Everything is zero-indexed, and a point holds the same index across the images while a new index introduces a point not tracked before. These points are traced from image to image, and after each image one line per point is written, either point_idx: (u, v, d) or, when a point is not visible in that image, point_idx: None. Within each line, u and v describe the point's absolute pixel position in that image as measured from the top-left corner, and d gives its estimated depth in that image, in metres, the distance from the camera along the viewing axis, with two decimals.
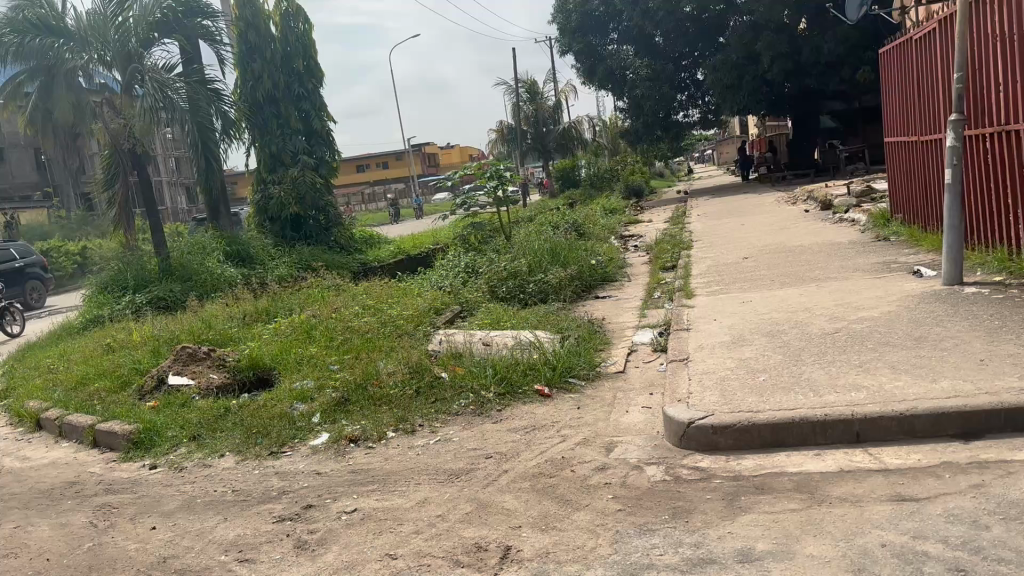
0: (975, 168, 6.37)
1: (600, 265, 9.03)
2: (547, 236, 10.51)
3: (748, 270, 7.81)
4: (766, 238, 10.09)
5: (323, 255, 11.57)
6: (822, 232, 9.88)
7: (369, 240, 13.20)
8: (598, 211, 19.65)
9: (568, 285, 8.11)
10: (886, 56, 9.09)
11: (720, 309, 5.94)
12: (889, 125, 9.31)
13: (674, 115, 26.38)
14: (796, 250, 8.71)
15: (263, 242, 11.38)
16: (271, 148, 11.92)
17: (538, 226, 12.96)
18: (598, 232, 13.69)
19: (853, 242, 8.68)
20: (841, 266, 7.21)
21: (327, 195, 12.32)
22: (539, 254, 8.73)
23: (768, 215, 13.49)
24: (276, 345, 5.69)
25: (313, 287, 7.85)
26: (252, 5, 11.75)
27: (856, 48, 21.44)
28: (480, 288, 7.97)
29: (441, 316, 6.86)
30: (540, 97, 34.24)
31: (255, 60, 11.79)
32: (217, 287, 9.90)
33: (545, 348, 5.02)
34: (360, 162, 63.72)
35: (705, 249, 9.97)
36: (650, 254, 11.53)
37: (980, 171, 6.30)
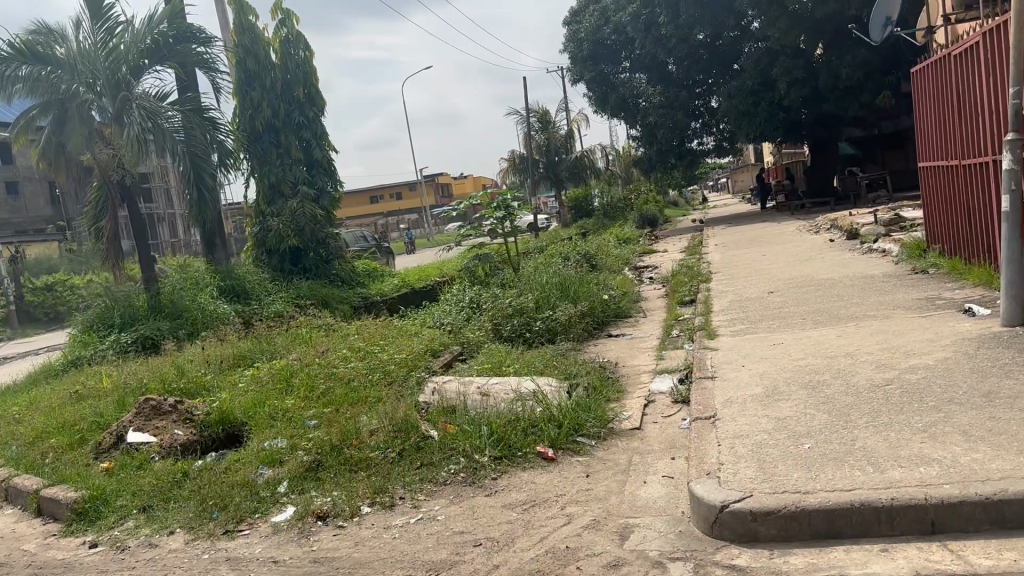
0: None
1: (613, 300, 8.42)
2: (556, 269, 9.93)
3: (774, 305, 7.17)
4: (791, 270, 9.47)
5: (323, 289, 11.01)
6: (851, 263, 9.24)
7: (371, 273, 12.67)
8: (612, 240, 19.10)
9: (579, 322, 7.49)
10: (921, 76, 8.51)
11: (747, 353, 5.31)
12: (924, 149, 8.68)
13: (688, 143, 25.87)
14: (825, 284, 8.08)
15: (260, 276, 10.86)
16: (270, 178, 11.43)
17: (548, 258, 12.39)
18: (611, 264, 13.10)
19: (886, 274, 8.04)
20: (878, 302, 6.56)
21: (329, 227, 11.81)
22: (548, 289, 8.13)
23: (790, 245, 12.87)
24: (250, 397, 5.09)
25: (302, 326, 7.26)
26: (250, 32, 11.36)
27: (876, 72, 20.92)
28: (483, 327, 7.36)
29: (439, 359, 6.24)
30: (552, 126, 33.87)
31: (254, 87, 11.35)
32: (209, 325, 9.37)
33: (550, 403, 4.38)
34: (373, 193, 63.79)
35: (726, 282, 9.37)
36: (666, 287, 10.91)
37: None
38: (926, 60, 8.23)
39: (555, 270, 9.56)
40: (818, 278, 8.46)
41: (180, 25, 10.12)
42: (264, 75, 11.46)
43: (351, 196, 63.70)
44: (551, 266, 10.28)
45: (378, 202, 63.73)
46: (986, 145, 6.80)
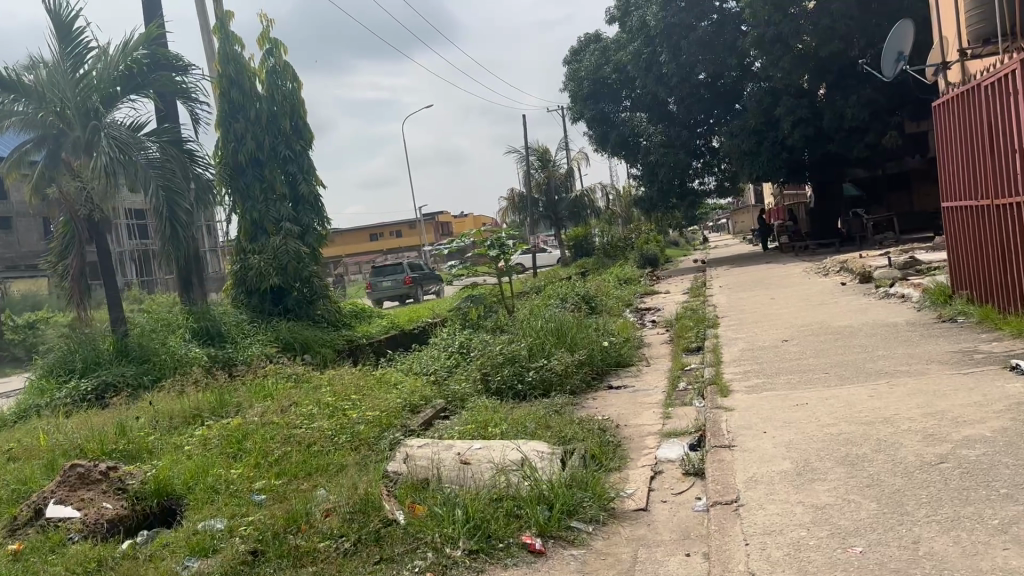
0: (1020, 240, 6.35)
1: (613, 347, 7.76)
2: (553, 312, 9.28)
3: (791, 356, 6.52)
4: (805, 315, 8.85)
5: (304, 330, 10.36)
6: (869, 309, 8.61)
7: (359, 313, 12.01)
8: (611, 281, 18.50)
9: (577, 373, 6.81)
10: (943, 109, 7.93)
11: (766, 415, 4.65)
12: (947, 186, 8.10)
13: (690, 183, 25.41)
14: (845, 331, 7.45)
15: (238, 317, 10.22)
16: (253, 213, 10.85)
17: (545, 299, 11.78)
18: (610, 307, 12.46)
19: (910, 322, 7.41)
20: (908, 355, 5.92)
21: (314, 265, 11.17)
22: (542, 335, 7.44)
23: (799, 287, 12.25)
24: (193, 464, 4.43)
25: (270, 375, 6.58)
26: (235, 62, 10.90)
27: (881, 112, 20.52)
28: (470, 377, 6.66)
29: (418, 415, 5.56)
30: (551, 164, 33.37)
31: (238, 118, 10.86)
32: (179, 370, 8.71)
33: (539, 477, 3.71)
34: (372, 231, 63.50)
35: (736, 328, 8.74)
36: (670, 331, 10.27)
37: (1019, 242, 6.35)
38: (949, 92, 7.65)
39: (553, 314, 8.89)
40: (836, 325, 7.83)
41: (157, 52, 9.66)
42: (249, 106, 10.95)
43: (351, 233, 63.55)
44: (547, 309, 9.63)
45: (378, 240, 63.55)
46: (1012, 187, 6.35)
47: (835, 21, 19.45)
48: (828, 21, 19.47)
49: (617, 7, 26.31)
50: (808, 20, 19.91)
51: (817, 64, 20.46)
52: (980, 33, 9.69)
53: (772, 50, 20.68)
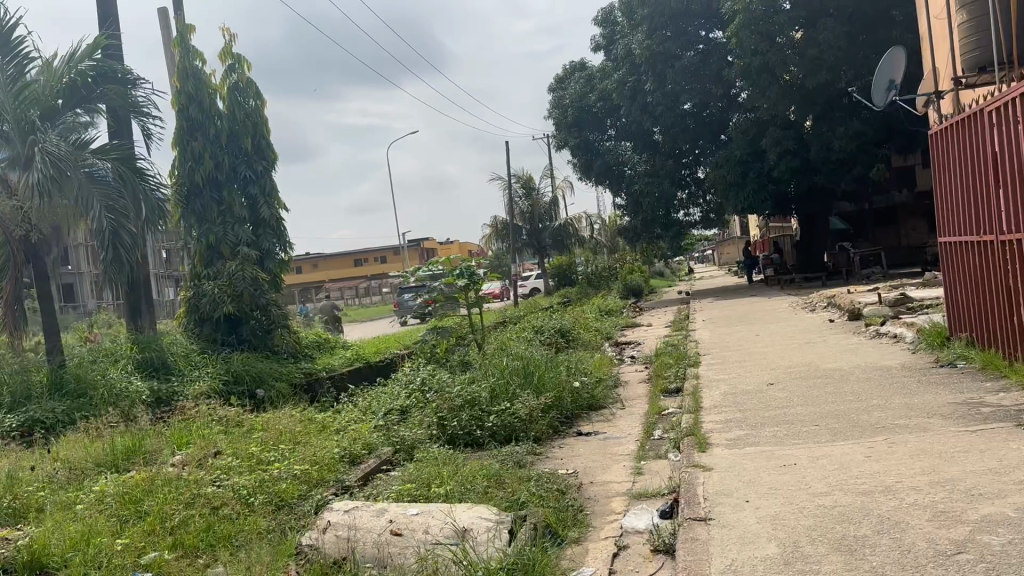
0: (1014, 281, 6.00)
1: (585, 388, 7.15)
2: (525, 347, 8.68)
3: (776, 403, 5.95)
4: (791, 355, 8.31)
5: (260, 363, 9.69)
6: (859, 350, 8.07)
7: (322, 343, 11.35)
8: (593, 312, 17.97)
9: (543, 418, 6.17)
10: (940, 138, 7.45)
11: (750, 477, 4.06)
12: (945, 219, 7.60)
13: (675, 213, 25.01)
14: (835, 375, 6.90)
15: (185, 346, 9.53)
16: (209, 236, 10.21)
17: (519, 333, 11.22)
18: (588, 342, 11.89)
19: (904, 366, 6.87)
20: (905, 405, 5.37)
21: (272, 293, 10.52)
22: (506, 374, 6.80)
23: (785, 324, 11.73)
24: (80, 527, 3.70)
25: (203, 417, 5.91)
26: (195, 78, 10.35)
27: (868, 145, 20.26)
28: (423, 420, 6.01)
29: (358, 468, 4.92)
30: (536, 192, 32.99)
31: (196, 136, 10.31)
32: (118, 405, 8.01)
33: (476, 561, 3.08)
34: (357, 257, 62.91)
35: (718, 367, 8.20)
36: (650, 368, 9.70)
37: (1015, 283, 5.99)
38: (948, 120, 7.17)
39: (524, 350, 8.31)
40: (824, 367, 7.29)
41: (105, 64, 9.10)
42: (209, 124, 10.41)
43: (335, 259, 63.01)
44: (516, 344, 9.03)
45: (362, 265, 62.95)
46: (1010, 222, 5.98)
47: (822, 52, 19.20)
48: (816, 51, 19.23)
49: (603, 35, 26.12)
50: (796, 50, 19.67)
51: (803, 96, 20.21)
52: (976, 61, 9.37)
53: (759, 80, 20.41)
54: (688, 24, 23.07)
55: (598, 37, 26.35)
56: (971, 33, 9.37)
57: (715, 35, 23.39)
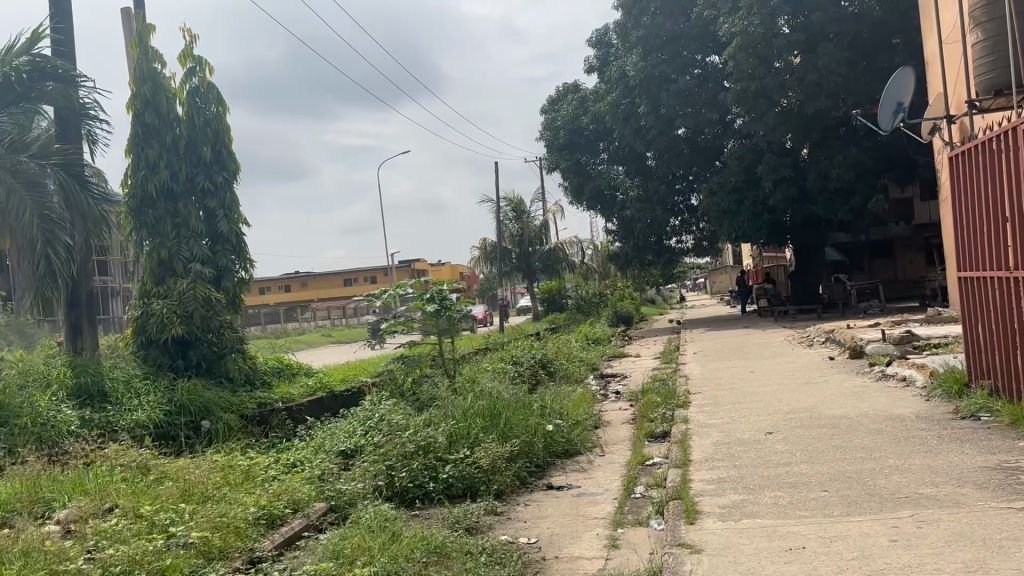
0: None
1: (560, 433, 6.33)
2: (498, 383, 7.85)
3: (776, 458, 5.16)
4: (790, 398, 7.51)
5: (209, 391, 8.81)
6: (866, 395, 7.28)
7: (282, 371, 10.46)
8: (579, 341, 17.13)
9: (507, 468, 5.31)
10: (960, 163, 6.65)
11: (748, 567, 3.25)
12: (962, 253, 6.79)
13: (666, 240, 24.31)
14: (842, 425, 6.11)
15: (127, 372, 8.63)
16: (161, 251, 9.37)
17: (496, 363, 10.44)
18: (570, 376, 11.06)
19: (918, 416, 6.08)
20: (926, 468, 4.60)
21: (227, 314, 9.65)
22: (468, 414, 5.94)
23: (781, 360, 10.96)
24: None
25: (113, 463, 5.04)
26: (153, 80, 9.58)
27: (867, 174, 19.69)
28: (367, 469, 5.16)
29: (276, 533, 4.07)
30: (526, 215, 32.30)
31: (151, 143, 9.53)
32: (40, 437, 7.10)
33: None
34: (346, 276, 62.10)
35: (708, 409, 7.38)
36: (636, 405, 8.91)
37: None
38: (969, 141, 6.42)
39: (495, 385, 7.49)
40: (828, 415, 6.48)
41: (42, 60, 8.42)
42: (166, 131, 9.64)
43: (324, 277, 62.25)
44: (488, 380, 8.21)
45: (351, 285, 62.15)
46: None
47: (822, 77, 18.65)
48: (815, 77, 18.67)
49: (596, 57, 25.64)
50: (794, 75, 19.12)
51: (801, 123, 19.62)
52: (992, 83, 8.70)
53: (756, 105, 19.83)
54: (683, 47, 22.54)
55: (591, 58, 25.84)
56: (986, 54, 8.71)
57: (711, 60, 22.88)
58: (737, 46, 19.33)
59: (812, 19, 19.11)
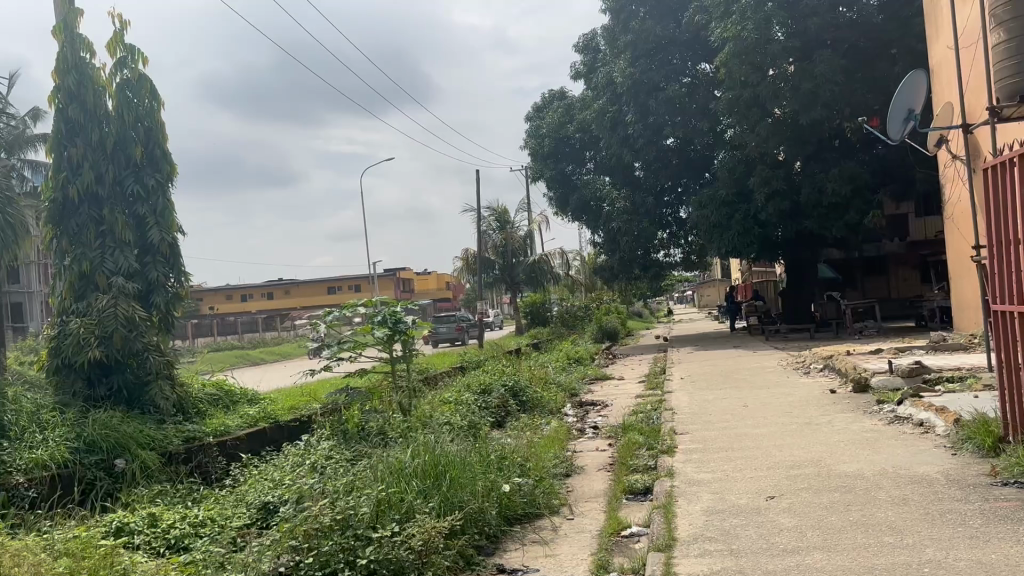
0: None
1: (521, 494, 5.23)
2: (454, 430, 6.72)
3: (781, 541, 4.12)
4: (790, 445, 6.49)
5: (129, 424, 7.67)
6: (879, 445, 6.26)
7: (219, 399, 9.31)
8: (560, 362, 16.10)
9: (450, 547, 4.20)
10: (991, 178, 5.60)
11: None
12: (995, 283, 5.73)
13: (653, 254, 23.39)
14: (857, 487, 5.11)
15: (34, 402, 7.45)
16: (81, 263, 8.23)
17: (460, 392, 9.41)
18: (546, 407, 10.00)
19: (947, 479, 5.06)
20: (978, 564, 3.57)
21: (154, 335, 8.50)
22: (406, 473, 4.83)
23: (777, 390, 9.97)
24: None
25: None
26: (78, 70, 8.47)
27: (863, 189, 18.84)
28: (271, 551, 4.05)
29: None
30: (510, 226, 31.26)
31: (74, 141, 8.42)
32: None
33: None
34: (331, 284, 60.97)
35: (697, 458, 6.34)
36: (616, 442, 7.94)
37: None
38: (1005, 154, 5.29)
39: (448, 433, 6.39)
40: (837, 473, 5.47)
41: None
42: (93, 127, 8.53)
43: (310, 286, 61.09)
44: (444, 425, 7.12)
45: (335, 294, 61.06)
46: None
47: (818, 86, 17.72)
48: (810, 85, 17.75)
49: (583, 63, 24.71)
50: (788, 84, 18.21)
51: (795, 134, 18.74)
52: (1018, 88, 7.78)
53: (748, 115, 18.93)
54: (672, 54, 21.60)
55: (578, 65, 24.93)
56: (1011, 56, 7.73)
57: (701, 69, 21.97)
58: (729, 53, 18.40)
59: (808, 26, 18.23)
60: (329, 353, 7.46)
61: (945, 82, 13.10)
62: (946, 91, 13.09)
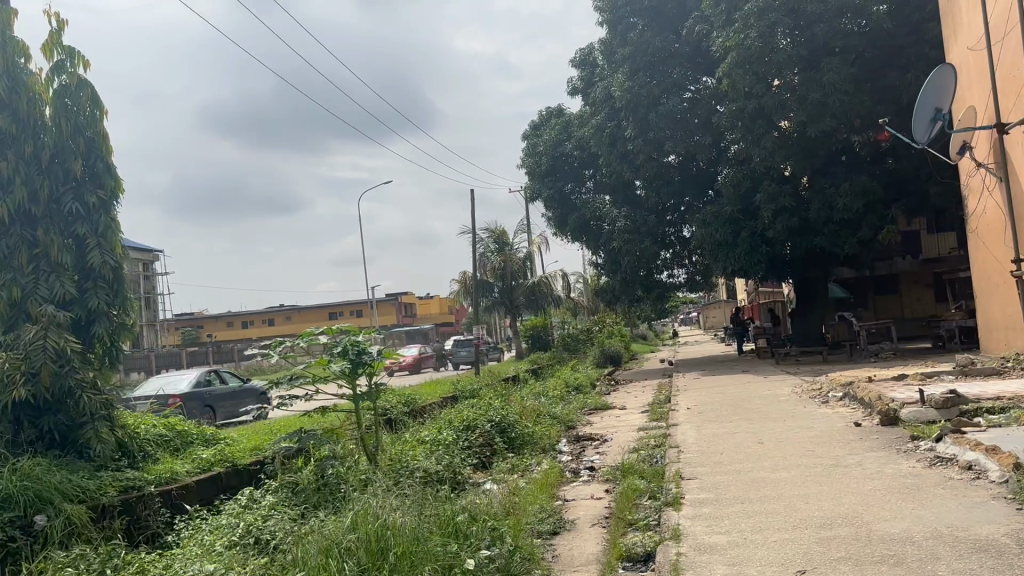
0: None
1: (492, 567, 4.23)
2: (418, 485, 5.72)
3: None
4: (817, 496, 5.48)
5: (55, 471, 6.64)
6: (925, 496, 5.23)
7: (169, 440, 8.40)
8: (559, 390, 15.14)
9: None
10: None
11: None
12: None
13: (656, 274, 22.47)
14: (908, 556, 4.10)
15: None
16: (10, 290, 7.27)
17: (440, 429, 8.46)
18: (537, 446, 9.00)
19: (1021, 547, 4.04)
20: None
21: (90, 370, 7.52)
22: (340, 550, 3.85)
23: (794, 423, 8.96)
24: None
25: None
26: (9, 75, 7.59)
27: (876, 204, 17.91)
28: None
29: None
30: (509, 248, 30.33)
31: (4, 152, 7.49)
32: None
33: None
34: (331, 309, 60.22)
35: (708, 514, 5.32)
36: (615, 485, 7.00)
37: None
38: None
39: (410, 491, 5.41)
40: (880, 536, 4.45)
41: None
42: (25, 138, 7.62)
43: (310, 312, 60.30)
44: (411, 476, 6.15)
45: (336, 319, 60.30)
46: None
47: (826, 96, 16.85)
48: (818, 95, 16.88)
49: (580, 78, 23.99)
50: (795, 93, 17.35)
51: (803, 147, 17.87)
52: None
53: (752, 128, 18.09)
54: (672, 67, 20.77)
55: (575, 80, 24.17)
56: None
57: (702, 82, 21.17)
58: (731, 63, 17.59)
59: (814, 33, 17.42)
60: (275, 389, 6.47)
61: (964, 86, 12.23)
62: (965, 96, 12.21)
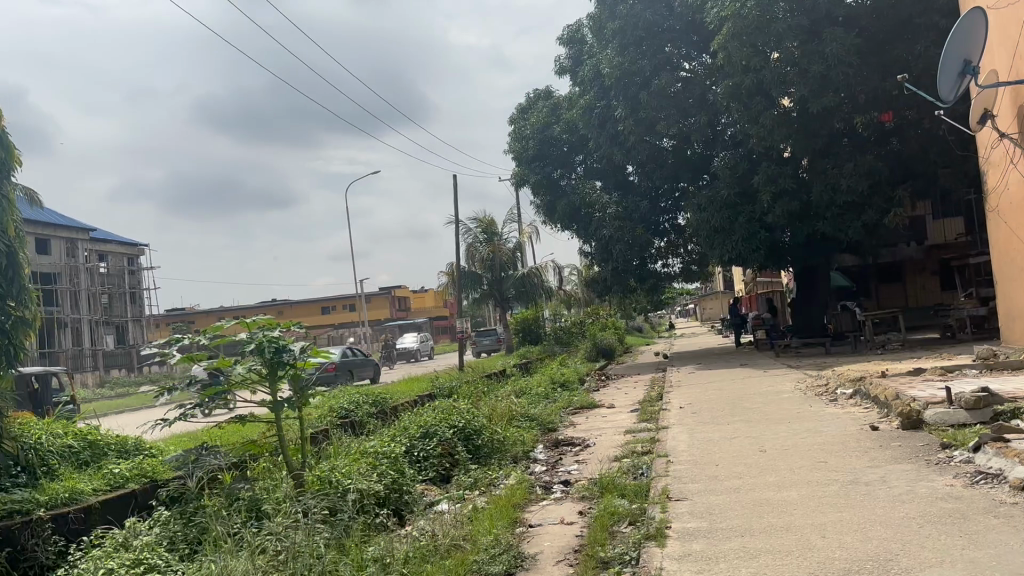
0: None
1: None
2: (331, 533, 4.51)
3: None
4: (836, 526, 4.38)
5: None
6: (976, 527, 4.13)
7: (74, 458, 7.16)
8: (545, 386, 14.03)
9: None
10: None
11: None
12: None
13: (650, 264, 21.38)
14: None
15: None
16: None
17: (393, 438, 7.34)
18: (508, 456, 7.87)
19: None
20: None
21: None
22: None
23: (801, 427, 7.84)
24: None
25: None
26: None
27: (881, 186, 16.80)
28: None
29: None
30: (498, 238, 29.12)
31: None
32: None
33: None
34: (323, 303, 59.15)
35: (700, 552, 4.21)
36: (591, 507, 5.85)
37: None
38: None
39: (319, 540, 4.26)
40: None
41: None
42: None
43: (301, 306, 59.09)
44: (333, 506, 5.04)
45: (330, 313, 59.24)
46: None
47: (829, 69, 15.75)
48: (820, 68, 15.79)
49: (568, 57, 22.79)
50: (796, 67, 16.22)
51: (803, 125, 16.75)
52: None
53: (750, 105, 16.94)
54: (664, 42, 19.61)
55: (563, 59, 22.97)
56: None
57: (698, 59, 20.01)
58: (727, 33, 16.41)
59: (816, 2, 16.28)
60: (168, 397, 5.39)
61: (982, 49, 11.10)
62: (986, 61, 11.06)
